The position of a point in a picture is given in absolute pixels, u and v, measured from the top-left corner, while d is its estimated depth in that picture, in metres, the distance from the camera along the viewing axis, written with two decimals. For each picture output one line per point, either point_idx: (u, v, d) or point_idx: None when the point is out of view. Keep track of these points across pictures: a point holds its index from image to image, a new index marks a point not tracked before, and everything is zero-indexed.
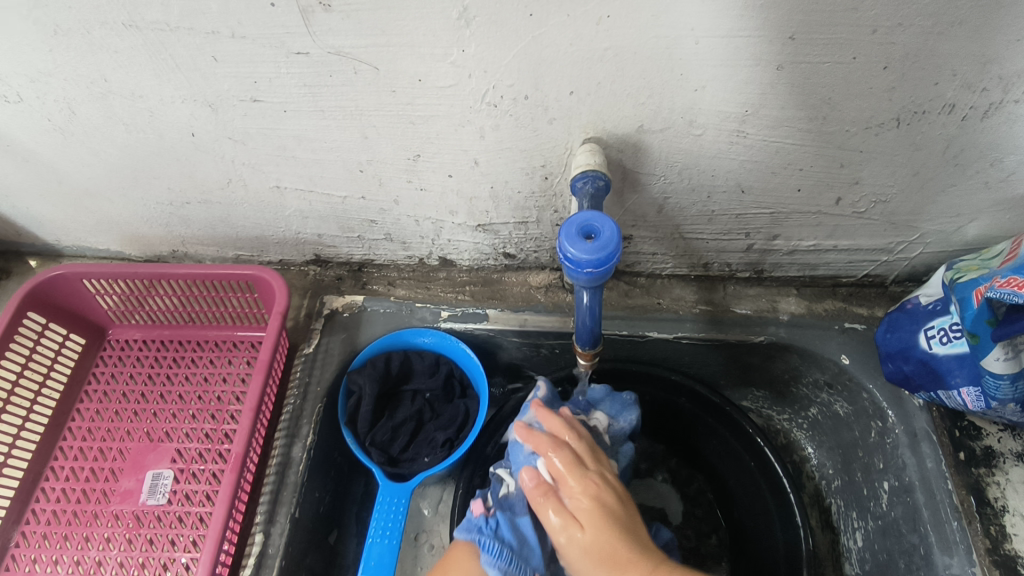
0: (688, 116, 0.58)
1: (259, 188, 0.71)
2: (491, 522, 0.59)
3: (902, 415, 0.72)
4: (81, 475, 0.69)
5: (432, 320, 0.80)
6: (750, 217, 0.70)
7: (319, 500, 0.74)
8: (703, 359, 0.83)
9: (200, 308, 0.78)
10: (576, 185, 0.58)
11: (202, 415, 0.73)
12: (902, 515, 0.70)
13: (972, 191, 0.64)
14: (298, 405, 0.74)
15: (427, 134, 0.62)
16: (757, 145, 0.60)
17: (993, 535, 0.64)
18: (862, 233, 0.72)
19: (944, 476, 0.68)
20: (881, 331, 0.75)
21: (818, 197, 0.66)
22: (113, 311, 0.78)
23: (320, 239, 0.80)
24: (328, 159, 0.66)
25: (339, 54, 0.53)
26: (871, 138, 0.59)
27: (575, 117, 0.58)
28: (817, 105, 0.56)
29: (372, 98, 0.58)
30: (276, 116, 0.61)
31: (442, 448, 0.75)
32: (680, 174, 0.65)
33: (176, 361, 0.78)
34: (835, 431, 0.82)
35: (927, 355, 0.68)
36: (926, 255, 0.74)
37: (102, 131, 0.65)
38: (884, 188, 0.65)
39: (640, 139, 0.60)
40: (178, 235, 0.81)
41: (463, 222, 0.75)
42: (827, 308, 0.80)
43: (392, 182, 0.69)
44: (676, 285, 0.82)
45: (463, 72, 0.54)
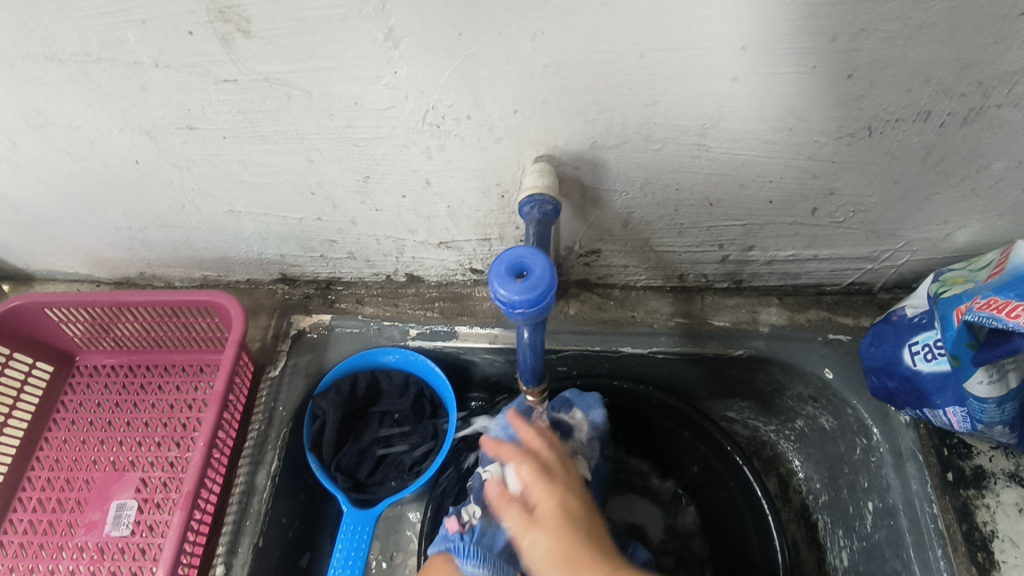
0: (643, 131, 0.54)
1: (214, 212, 0.70)
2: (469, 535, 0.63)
3: (887, 433, 0.68)
4: (48, 506, 0.69)
5: (399, 338, 0.78)
6: (721, 229, 0.67)
7: (288, 525, 0.73)
8: (681, 372, 0.80)
9: (164, 333, 0.77)
10: (523, 210, 0.55)
11: (167, 443, 0.72)
12: (885, 539, 0.67)
13: (959, 198, 0.59)
14: (264, 430, 0.72)
15: (373, 156, 0.59)
16: (721, 159, 0.56)
17: (980, 563, 0.61)
18: (842, 243, 0.68)
19: (928, 498, 0.64)
20: (865, 343, 0.71)
21: (793, 208, 0.62)
22: (80, 338, 0.78)
23: (283, 259, 0.78)
24: (277, 183, 0.64)
25: (268, 80, 0.51)
26: (842, 148, 0.54)
27: (524, 135, 0.55)
28: (782, 117, 0.51)
29: (310, 122, 0.55)
30: (216, 142, 0.59)
31: (409, 472, 0.75)
32: (642, 190, 0.61)
33: (143, 386, 0.77)
34: (822, 444, 0.78)
35: (911, 371, 0.64)
36: (914, 262, 0.70)
37: (47, 161, 0.63)
38: (862, 197, 0.60)
39: (595, 155, 0.57)
40: (143, 257, 0.80)
41: (425, 240, 0.72)
42: (810, 318, 0.76)
43: (346, 204, 0.66)
44: (652, 297, 0.79)
45: (399, 94, 0.51)
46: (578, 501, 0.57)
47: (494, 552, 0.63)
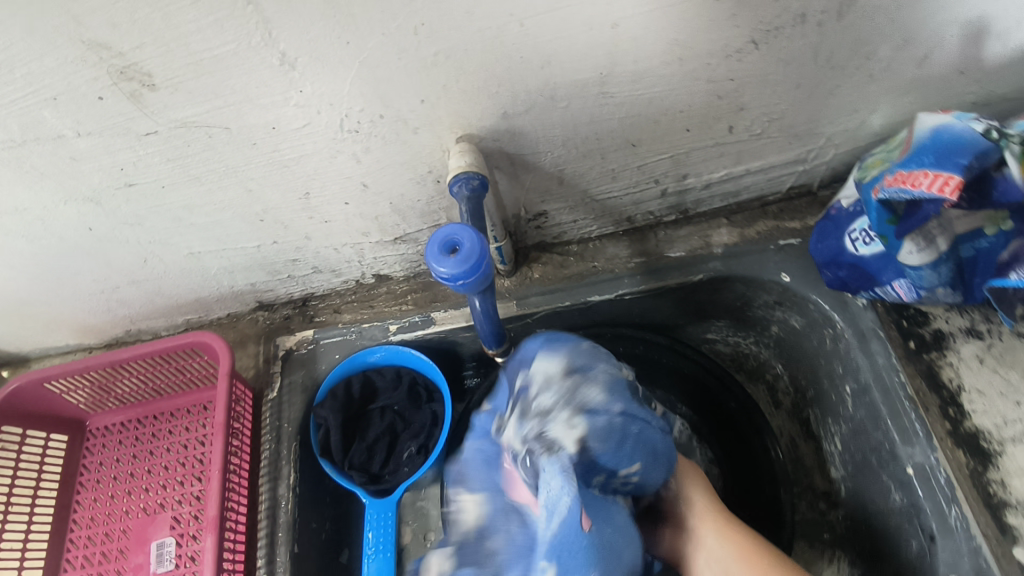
0: (547, 92, 0.56)
1: (176, 258, 0.73)
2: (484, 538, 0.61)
3: (849, 318, 0.72)
4: (95, 559, 0.75)
5: (382, 336, 0.81)
6: (652, 166, 0.70)
7: (319, 528, 0.78)
8: (653, 308, 0.83)
9: (162, 380, 0.81)
10: (453, 189, 0.58)
11: (189, 479, 0.77)
12: (866, 415, 0.71)
13: (861, 86, 0.62)
14: (275, 448, 0.76)
15: (305, 173, 0.62)
16: (627, 101, 0.59)
17: (953, 417, 0.65)
18: (769, 152, 0.70)
19: (896, 368, 0.68)
20: (813, 241, 0.73)
21: (710, 130, 0.65)
22: (85, 403, 0.82)
23: (254, 287, 0.82)
24: (225, 218, 0.67)
25: (186, 125, 0.54)
26: (736, 65, 0.57)
27: (438, 121, 0.58)
28: (669, 50, 0.54)
29: (237, 155, 0.58)
30: (157, 193, 0.61)
31: (418, 455, 0.79)
32: (564, 146, 0.64)
33: (156, 434, 0.81)
34: (798, 345, 0.82)
35: (855, 259, 0.68)
36: (841, 154, 0.73)
37: (7, 247, 0.66)
38: (771, 106, 0.63)
39: (510, 124, 0.60)
40: (124, 315, 0.84)
41: (380, 240, 0.75)
42: (760, 230, 0.79)
43: (296, 222, 0.69)
44: (608, 244, 0.82)
45: (311, 110, 0.54)
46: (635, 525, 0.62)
47: None
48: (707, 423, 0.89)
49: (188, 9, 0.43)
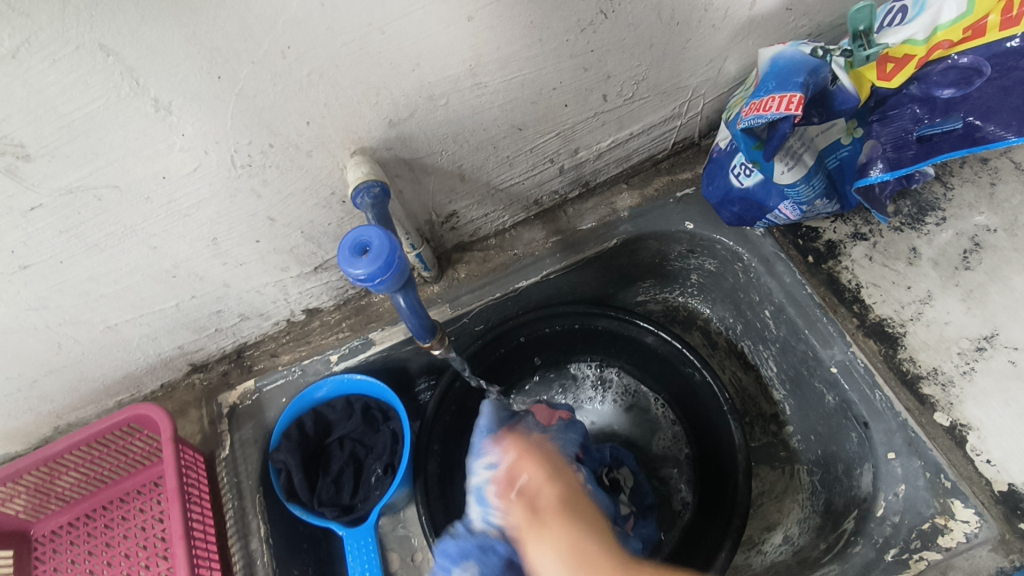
0: (424, 93, 0.59)
1: (93, 336, 0.71)
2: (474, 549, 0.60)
3: (751, 248, 0.78)
4: None
5: (324, 369, 0.81)
6: (543, 146, 0.74)
7: (301, 574, 0.76)
8: (579, 281, 0.87)
9: (106, 467, 0.78)
10: (357, 201, 0.59)
11: (154, 560, 0.74)
12: (788, 332, 0.76)
13: (707, 36, 0.68)
14: (238, 505, 0.74)
15: (208, 218, 0.62)
16: (502, 87, 0.63)
17: (858, 313, 0.71)
18: (645, 113, 0.76)
19: (801, 284, 0.74)
20: (705, 185, 0.79)
21: (586, 101, 0.70)
22: (26, 512, 0.77)
23: (183, 349, 0.80)
24: (135, 281, 0.66)
25: (72, 191, 0.53)
26: (592, 37, 0.62)
27: (328, 140, 0.60)
28: (527, 32, 0.58)
29: (133, 212, 0.58)
30: (56, 270, 0.60)
31: (387, 475, 0.80)
32: (456, 143, 0.67)
33: (109, 525, 0.78)
34: (717, 285, 0.88)
35: (743, 191, 0.73)
36: (711, 102, 0.80)
37: None
38: (634, 69, 0.69)
39: (399, 131, 0.62)
40: (49, 411, 0.80)
41: (301, 272, 0.76)
42: (657, 187, 0.84)
43: (210, 271, 0.69)
44: (524, 231, 0.85)
45: (198, 152, 0.55)
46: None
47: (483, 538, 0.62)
48: (652, 377, 0.92)
49: (47, 72, 0.44)
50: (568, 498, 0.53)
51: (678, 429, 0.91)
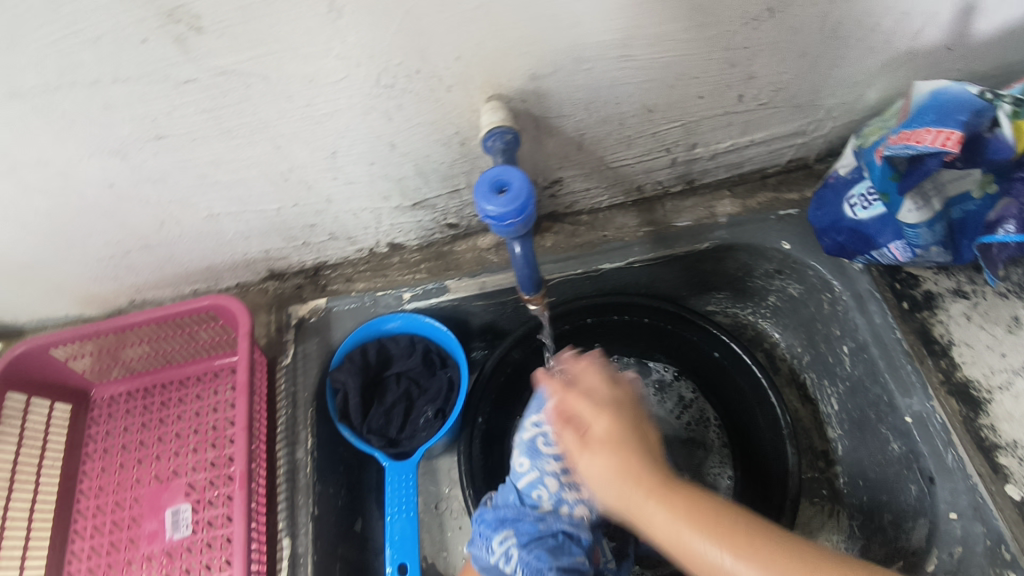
0: (574, 53, 0.58)
1: (194, 220, 0.72)
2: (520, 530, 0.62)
3: (847, 282, 0.76)
4: (105, 528, 0.74)
5: (396, 304, 0.83)
6: (665, 133, 0.73)
7: (335, 494, 0.77)
8: (659, 276, 0.87)
9: (172, 348, 0.81)
10: (487, 144, 0.60)
11: (203, 446, 0.76)
12: (863, 372, 0.76)
13: (861, 58, 0.67)
14: (291, 414, 0.76)
15: (336, 130, 0.63)
16: (648, 65, 0.62)
17: (945, 368, 0.70)
18: (773, 123, 0.75)
19: (892, 327, 0.73)
20: (812, 210, 0.78)
21: (721, 98, 0.69)
22: (91, 372, 0.81)
23: (268, 254, 0.82)
24: (250, 176, 0.67)
25: (225, 73, 0.54)
26: (752, 33, 0.60)
27: (470, 79, 0.60)
28: (693, 12, 0.56)
29: (272, 108, 0.59)
30: (185, 147, 0.61)
31: (436, 419, 0.80)
32: (586, 110, 0.67)
33: (164, 403, 0.81)
34: (794, 312, 0.87)
35: (855, 223, 0.72)
36: (839, 127, 0.78)
37: (22, 203, 0.64)
38: (780, 75, 0.67)
39: (538, 86, 0.62)
40: (131, 284, 0.82)
41: (399, 204, 0.77)
42: (761, 201, 0.83)
43: (319, 183, 0.70)
44: (618, 215, 0.85)
45: (350, 62, 0.55)
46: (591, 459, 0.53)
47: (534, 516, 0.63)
48: (711, 391, 0.92)
49: None
50: (618, 431, 0.52)
51: (727, 452, 0.89)
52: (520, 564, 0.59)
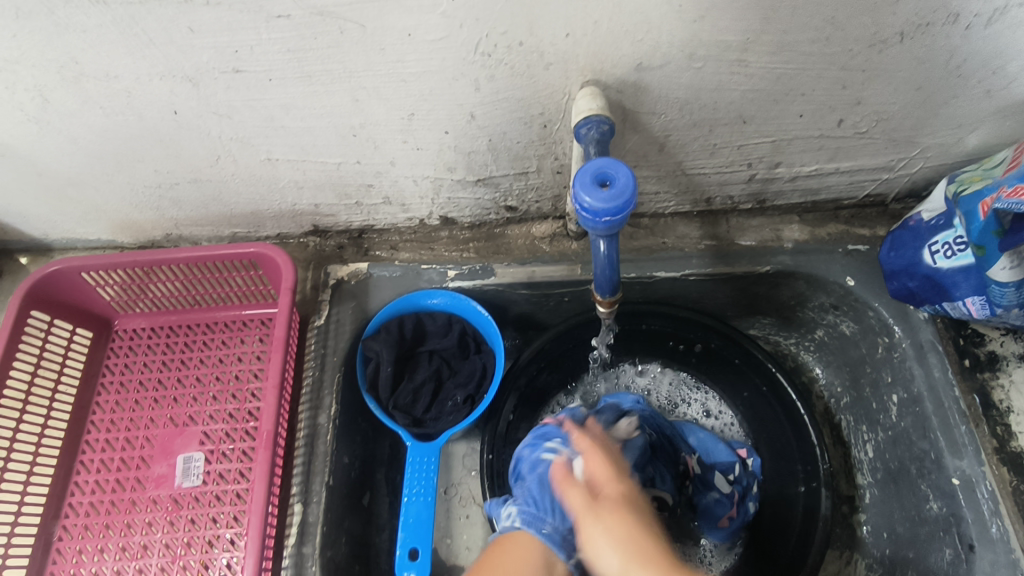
0: (688, 49, 0.55)
1: (251, 162, 0.69)
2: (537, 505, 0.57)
3: (908, 329, 0.74)
4: (112, 465, 0.71)
5: (439, 280, 0.80)
6: (752, 147, 0.70)
7: (349, 465, 0.74)
8: (710, 293, 0.83)
9: (203, 290, 0.78)
10: (580, 131, 0.57)
11: (223, 396, 0.74)
12: (911, 424, 0.73)
13: (974, 101, 0.64)
14: (317, 376, 0.74)
15: (419, 92, 0.60)
16: (758, 73, 0.59)
17: (1000, 435, 0.68)
18: (863, 154, 0.72)
19: (951, 383, 0.70)
20: (885, 250, 0.75)
21: (821, 120, 0.66)
22: (116, 301, 0.78)
23: (317, 209, 0.79)
24: (319, 126, 0.64)
25: (322, 14, 0.50)
26: (874, 56, 0.57)
27: (573, 60, 0.56)
28: (820, 27, 0.54)
29: (360, 58, 0.55)
30: (261, 85, 0.58)
31: (464, 405, 0.77)
32: (680, 111, 0.63)
33: (188, 345, 0.78)
34: (842, 350, 0.83)
35: (932, 270, 0.69)
36: (927, 169, 0.75)
37: (80, 117, 0.61)
38: (887, 105, 0.64)
39: (639, 78, 0.59)
40: (170, 217, 0.79)
41: (463, 178, 0.73)
42: (830, 232, 0.80)
43: (388, 144, 0.67)
44: (680, 223, 0.82)
45: (454, 22, 0.52)
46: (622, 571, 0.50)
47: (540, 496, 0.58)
48: (751, 421, 0.89)
49: None
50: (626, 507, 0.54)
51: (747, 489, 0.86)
52: (519, 516, 0.57)
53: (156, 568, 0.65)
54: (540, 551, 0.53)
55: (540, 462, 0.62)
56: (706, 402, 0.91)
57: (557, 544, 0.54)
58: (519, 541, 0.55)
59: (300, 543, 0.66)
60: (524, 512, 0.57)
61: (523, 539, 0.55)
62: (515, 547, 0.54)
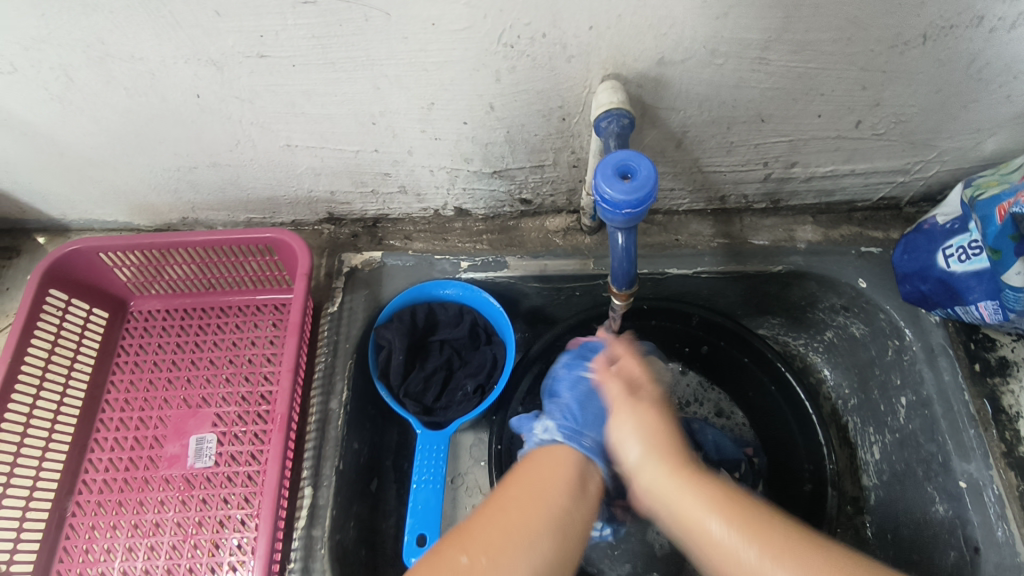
0: (710, 46, 0.56)
1: (270, 147, 0.70)
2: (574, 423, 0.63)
3: (919, 332, 0.74)
4: (126, 444, 0.72)
5: (452, 271, 0.80)
6: (769, 146, 0.70)
7: (358, 451, 0.75)
8: (721, 291, 0.84)
9: (218, 274, 0.79)
10: (599, 125, 0.57)
11: (236, 379, 0.74)
12: (919, 427, 0.73)
13: (993, 106, 0.64)
14: (330, 362, 0.75)
15: (440, 81, 0.60)
16: (779, 72, 0.59)
17: (1008, 440, 0.68)
18: (880, 156, 0.72)
19: (961, 388, 0.70)
20: (898, 252, 0.75)
21: (839, 120, 0.66)
22: (133, 283, 0.79)
23: (332, 196, 0.79)
24: (338, 113, 0.64)
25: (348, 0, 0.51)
26: (895, 57, 0.57)
27: (594, 53, 0.56)
28: (843, 26, 0.54)
29: (383, 46, 0.56)
30: (284, 71, 0.58)
31: (474, 395, 0.78)
32: (699, 108, 0.64)
33: (202, 328, 0.79)
34: (851, 352, 0.83)
35: (945, 274, 0.69)
36: (943, 173, 0.75)
37: (103, 98, 0.62)
38: (906, 108, 0.64)
39: (660, 73, 0.59)
40: (187, 201, 0.80)
41: (479, 170, 0.74)
42: (843, 234, 0.80)
43: (406, 133, 0.67)
44: (693, 221, 0.82)
45: (479, 13, 0.52)
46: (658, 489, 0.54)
47: (575, 415, 0.64)
48: (760, 422, 0.88)
49: None
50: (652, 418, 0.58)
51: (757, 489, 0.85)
52: (557, 431, 0.63)
53: (167, 546, 0.66)
54: (575, 458, 0.60)
55: (586, 375, 0.67)
56: (719, 402, 0.91)
57: (596, 455, 0.61)
58: (552, 452, 0.61)
59: (309, 526, 0.67)
60: (560, 427, 0.63)
61: (557, 450, 0.61)
62: (542, 459, 0.59)
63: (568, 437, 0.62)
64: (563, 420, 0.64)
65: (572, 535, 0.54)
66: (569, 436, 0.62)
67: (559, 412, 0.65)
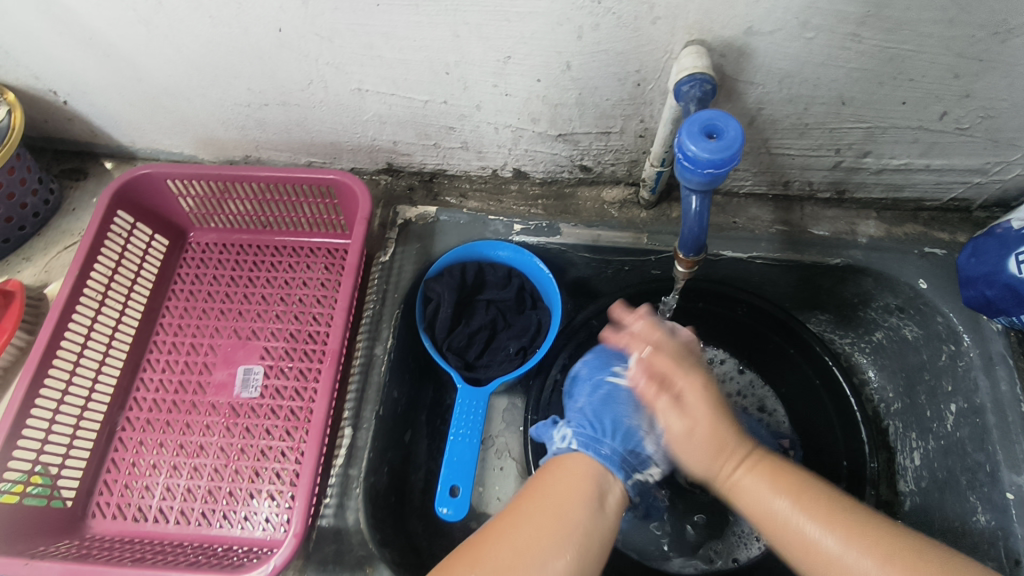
0: (803, 17, 0.54)
1: (341, 90, 0.70)
2: (595, 431, 0.58)
3: (978, 339, 0.71)
4: (177, 367, 0.74)
5: (505, 233, 0.80)
6: (844, 132, 0.69)
7: (397, 400, 0.76)
8: (773, 280, 0.82)
9: (276, 213, 0.80)
10: (681, 89, 0.56)
11: (286, 316, 0.76)
12: (968, 435, 0.71)
13: None
14: (377, 310, 0.76)
15: (521, 34, 0.60)
16: (870, 52, 0.57)
17: None
18: (959, 152, 0.70)
19: (1018, 399, 0.69)
20: (965, 254, 0.73)
21: (923, 110, 0.64)
22: (194, 214, 0.81)
23: (394, 146, 0.80)
24: (414, 60, 0.64)
25: None
26: (996, 46, 0.55)
27: (682, 17, 0.55)
28: (946, 7, 0.52)
29: None
30: (368, 10, 0.59)
31: (515, 357, 0.78)
32: (779, 84, 0.62)
33: (256, 265, 0.80)
34: (900, 355, 0.81)
35: (1015, 280, 0.66)
36: (1022, 176, 0.73)
37: (188, 24, 0.63)
38: (996, 102, 0.62)
39: (746, 43, 0.58)
40: (252, 139, 0.81)
41: (544, 131, 0.73)
42: (908, 232, 0.78)
43: (477, 86, 0.67)
44: (753, 205, 0.80)
45: None
46: (704, 463, 0.54)
47: (592, 423, 0.59)
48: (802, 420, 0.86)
49: None
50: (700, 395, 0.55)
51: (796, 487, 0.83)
52: (575, 438, 0.58)
53: (209, 468, 0.68)
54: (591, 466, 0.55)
55: (605, 381, 0.62)
56: (764, 398, 0.88)
57: (615, 466, 0.56)
58: (569, 462, 0.56)
59: (347, 464, 0.68)
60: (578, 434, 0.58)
61: (575, 461, 0.56)
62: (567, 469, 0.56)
63: (585, 446, 0.57)
64: (580, 428, 0.59)
65: (588, 548, 0.52)
66: (586, 444, 0.57)
67: (572, 422, 0.60)
